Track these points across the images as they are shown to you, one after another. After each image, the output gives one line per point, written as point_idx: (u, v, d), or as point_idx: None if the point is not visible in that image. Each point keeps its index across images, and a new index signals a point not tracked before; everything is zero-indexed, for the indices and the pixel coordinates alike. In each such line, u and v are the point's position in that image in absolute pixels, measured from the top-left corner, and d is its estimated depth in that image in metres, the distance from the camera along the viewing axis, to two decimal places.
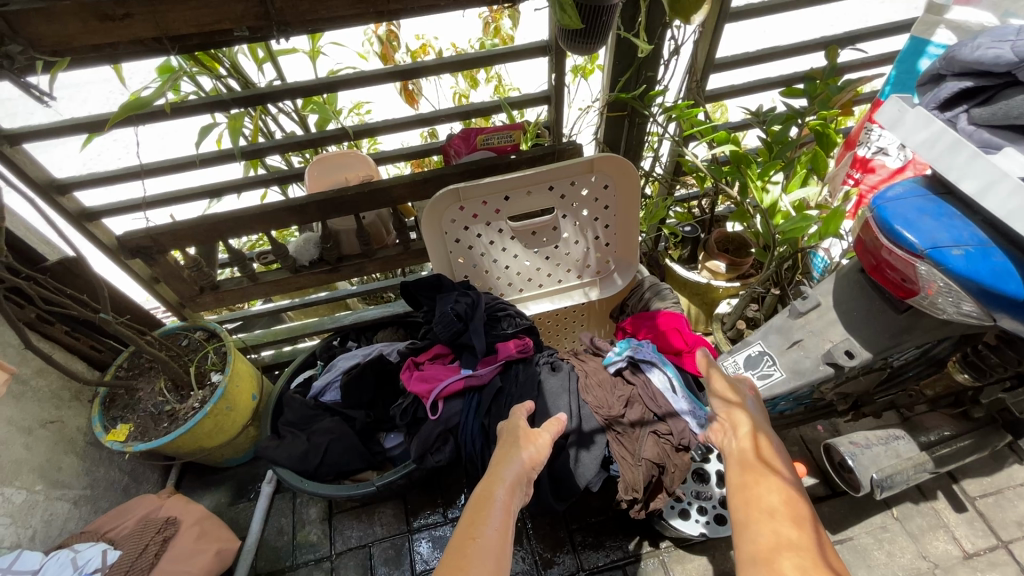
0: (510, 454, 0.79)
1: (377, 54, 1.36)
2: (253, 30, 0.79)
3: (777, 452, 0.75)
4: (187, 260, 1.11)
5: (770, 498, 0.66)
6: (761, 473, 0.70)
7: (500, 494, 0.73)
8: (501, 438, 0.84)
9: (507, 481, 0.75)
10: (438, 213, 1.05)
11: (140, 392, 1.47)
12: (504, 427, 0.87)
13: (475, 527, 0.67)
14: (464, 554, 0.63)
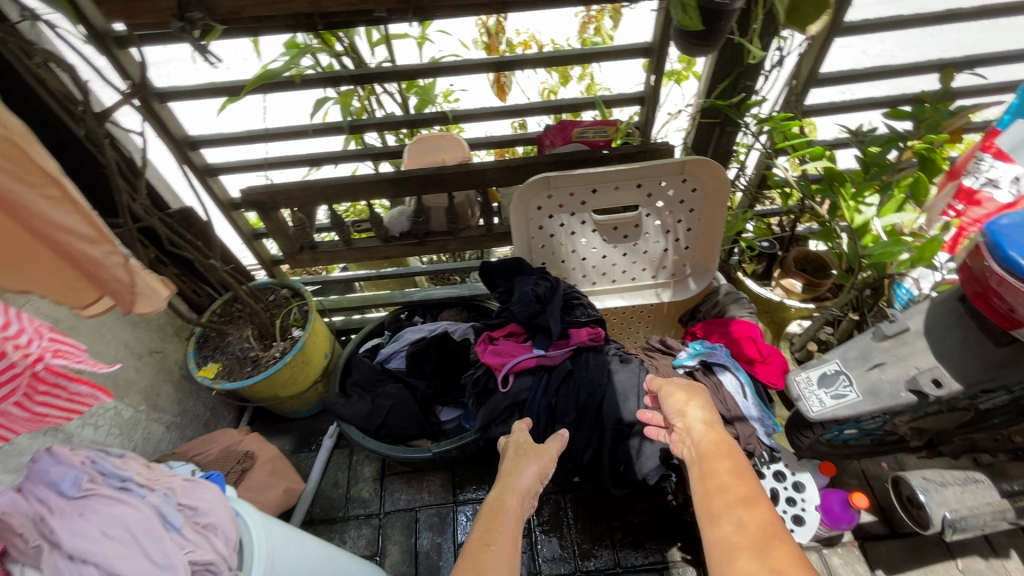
0: (520, 466, 0.85)
1: (480, 46, 1.43)
2: (391, 12, 0.86)
3: (724, 437, 0.76)
4: (293, 220, 1.22)
5: (726, 491, 0.66)
6: (715, 466, 0.71)
7: (507, 505, 0.77)
8: (507, 453, 0.89)
9: (513, 492, 0.80)
10: (527, 199, 1.10)
11: (230, 337, 1.61)
12: (507, 445, 0.92)
13: (483, 536, 0.71)
14: (477, 561, 0.66)
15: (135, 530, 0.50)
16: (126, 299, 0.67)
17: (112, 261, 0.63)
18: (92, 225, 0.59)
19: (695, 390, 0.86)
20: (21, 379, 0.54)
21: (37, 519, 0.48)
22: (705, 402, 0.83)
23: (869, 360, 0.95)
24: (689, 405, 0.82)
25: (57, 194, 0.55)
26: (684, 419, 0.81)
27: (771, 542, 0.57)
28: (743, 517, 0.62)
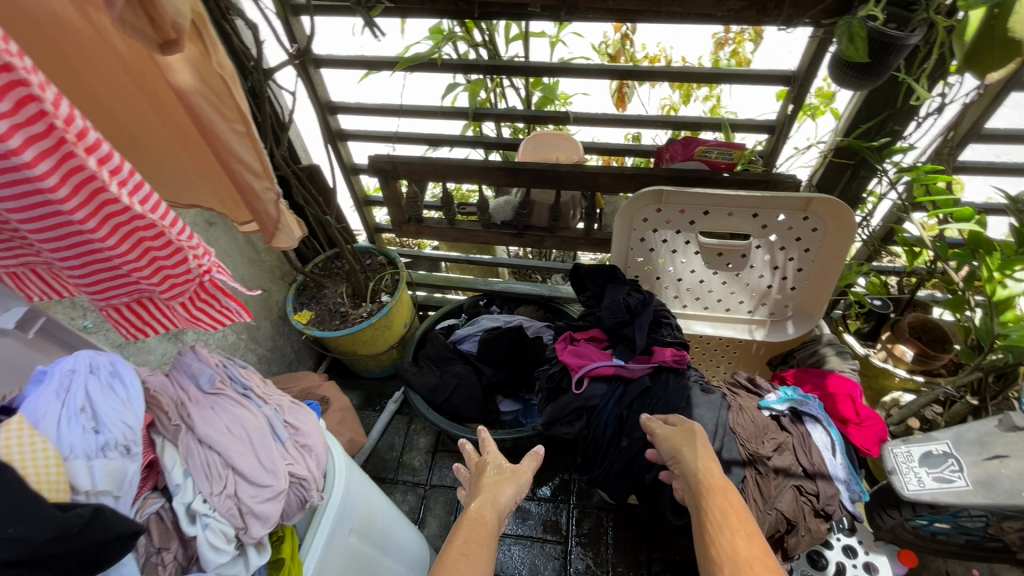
0: (498, 486, 0.87)
1: (611, 53, 1.43)
2: (546, 8, 0.88)
3: (723, 483, 0.74)
4: (407, 192, 1.29)
5: (735, 547, 0.64)
6: (719, 515, 0.68)
7: (480, 517, 0.80)
8: (486, 474, 0.91)
9: (486, 504, 0.83)
10: (634, 210, 1.09)
11: (327, 290, 1.74)
12: (484, 465, 0.94)
13: (460, 546, 0.73)
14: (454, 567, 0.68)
15: (251, 432, 0.56)
16: (269, 229, 0.72)
17: (266, 194, 0.68)
18: (262, 161, 0.65)
19: (697, 429, 0.83)
20: (191, 285, 0.60)
21: (177, 403, 0.56)
22: (703, 444, 0.80)
23: (988, 450, 0.84)
24: (685, 446, 0.79)
25: (245, 131, 0.61)
26: (683, 462, 0.78)
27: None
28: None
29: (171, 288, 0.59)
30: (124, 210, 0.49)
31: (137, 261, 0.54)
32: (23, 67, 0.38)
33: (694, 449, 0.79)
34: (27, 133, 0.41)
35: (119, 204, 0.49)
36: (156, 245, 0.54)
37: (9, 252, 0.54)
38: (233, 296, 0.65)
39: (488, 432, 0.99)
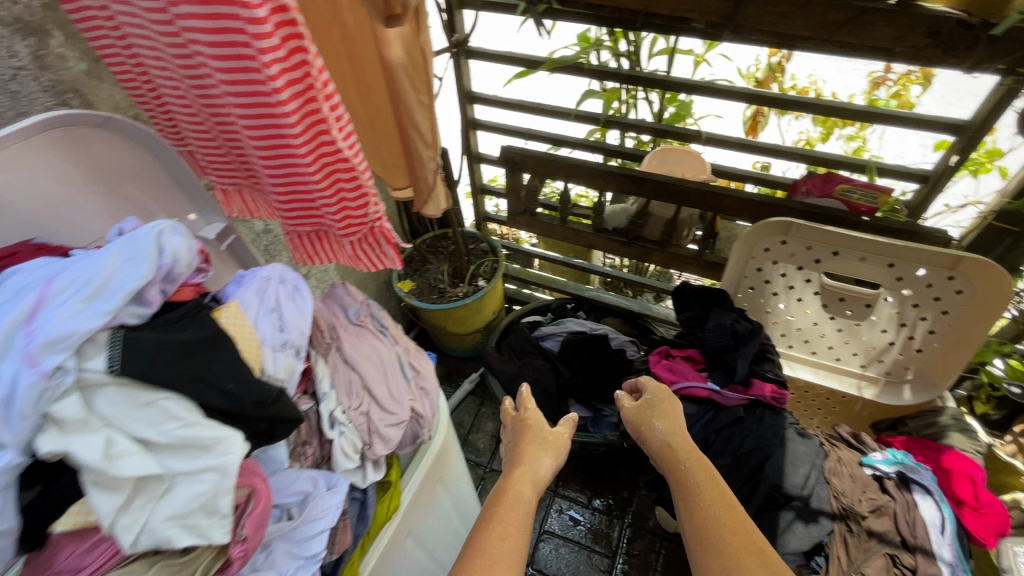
0: (537, 455, 0.87)
1: (757, 79, 1.39)
2: (709, 25, 0.89)
3: (689, 446, 0.78)
4: (529, 185, 1.34)
5: (705, 500, 0.68)
6: (688, 475, 0.73)
7: (516, 492, 0.76)
8: (526, 449, 0.89)
9: (525, 481, 0.80)
10: (757, 238, 1.07)
11: (430, 266, 1.86)
12: (527, 433, 0.92)
13: (494, 528, 0.70)
14: (487, 552, 0.65)
15: (384, 365, 0.63)
16: (424, 194, 0.78)
17: (429, 163, 0.74)
18: (434, 133, 0.70)
19: (666, 403, 0.87)
20: (363, 230, 0.63)
21: (330, 325, 0.64)
22: (672, 416, 0.85)
23: None
24: (654, 420, 0.84)
25: (426, 103, 0.67)
26: (654, 435, 0.83)
27: (753, 544, 0.61)
28: (719, 525, 0.64)
29: (347, 228, 0.62)
30: (336, 153, 0.55)
31: (331, 199, 0.59)
32: (299, 17, 0.45)
33: (662, 423, 0.84)
34: (286, 72, 0.47)
35: (332, 147, 0.55)
36: (348, 189, 0.58)
37: (228, 170, 0.67)
38: (394, 245, 0.66)
39: (527, 389, 0.97)
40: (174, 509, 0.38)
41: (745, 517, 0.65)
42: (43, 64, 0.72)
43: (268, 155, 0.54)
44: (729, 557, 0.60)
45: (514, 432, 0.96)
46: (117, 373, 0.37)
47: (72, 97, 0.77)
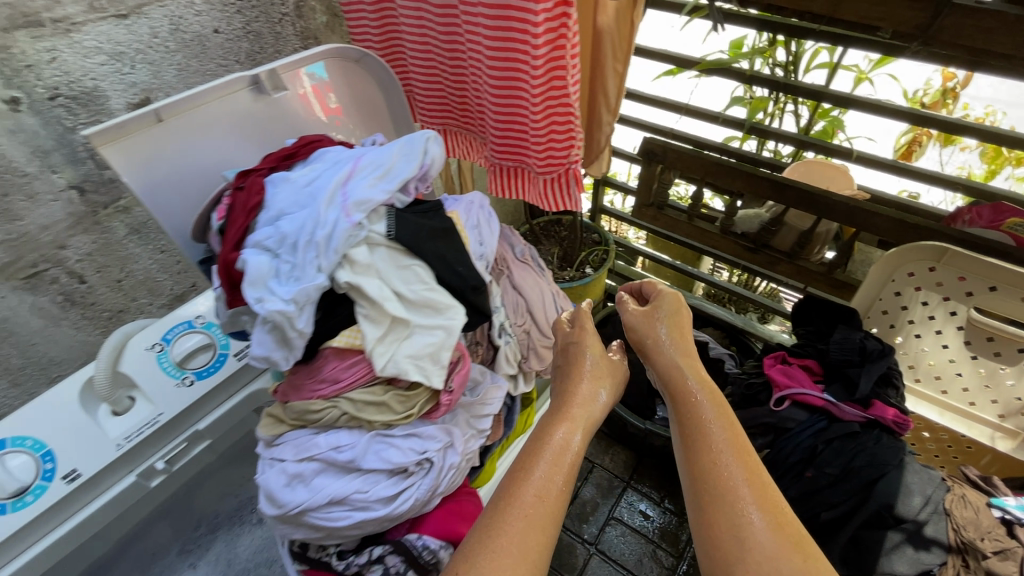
0: (593, 382, 0.59)
1: (925, 103, 1.31)
2: (895, 36, 0.88)
3: (700, 370, 0.66)
4: (662, 178, 1.37)
5: (715, 436, 0.59)
6: (695, 400, 0.62)
7: (555, 438, 0.52)
8: (580, 381, 0.59)
9: (571, 427, 0.54)
10: (902, 260, 1.04)
11: (541, 246, 1.94)
12: (579, 360, 0.61)
13: (528, 478, 0.49)
14: (524, 505, 0.47)
15: (545, 296, 0.71)
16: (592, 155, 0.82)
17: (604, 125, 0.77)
18: (618, 100, 0.75)
19: (679, 314, 0.73)
20: (557, 167, 0.74)
21: (501, 257, 0.73)
22: (683, 329, 0.71)
23: None
24: (664, 331, 0.70)
25: (620, 72, 0.72)
26: (661, 349, 0.69)
27: (768, 497, 0.54)
28: (731, 468, 0.56)
29: (546, 162, 0.74)
30: (558, 94, 0.67)
31: (541, 137, 0.71)
32: None
33: (672, 340, 0.70)
34: (549, 21, 0.60)
35: (557, 90, 0.66)
36: (558, 129, 0.70)
37: (440, 104, 0.85)
38: (580, 189, 0.77)
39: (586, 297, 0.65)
40: (411, 351, 0.48)
41: (755, 457, 0.58)
42: (300, 14, 0.90)
43: (502, 92, 0.69)
44: (733, 505, 0.53)
45: (562, 354, 0.63)
46: (391, 238, 0.48)
47: (311, 43, 0.94)
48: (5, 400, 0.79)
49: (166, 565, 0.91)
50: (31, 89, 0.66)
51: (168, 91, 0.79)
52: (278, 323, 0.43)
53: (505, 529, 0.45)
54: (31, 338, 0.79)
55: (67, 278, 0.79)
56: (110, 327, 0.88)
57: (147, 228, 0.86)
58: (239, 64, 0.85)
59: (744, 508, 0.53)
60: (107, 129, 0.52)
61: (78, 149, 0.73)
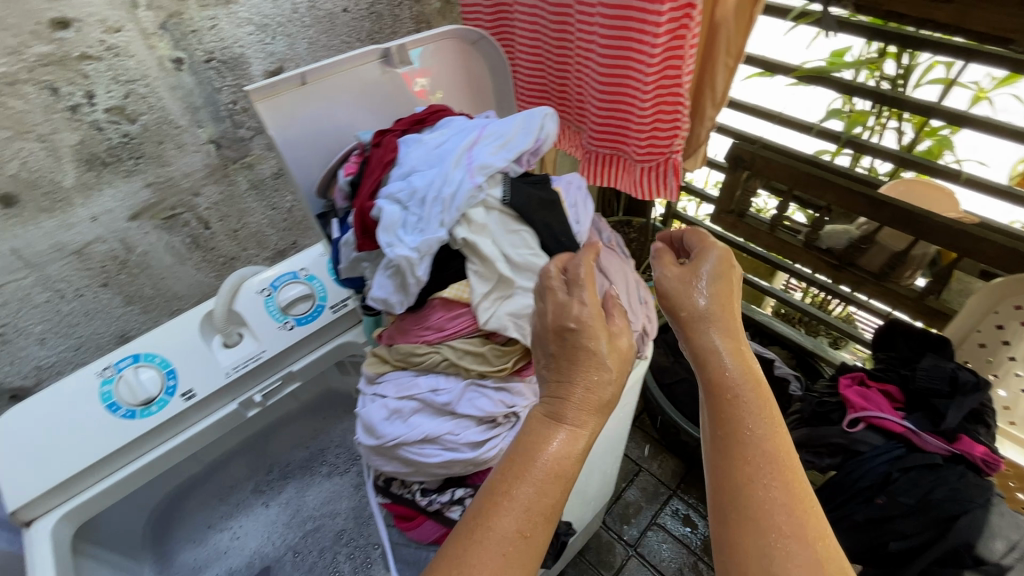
0: (601, 383, 0.44)
1: None
2: None
3: (748, 360, 0.51)
4: (747, 186, 1.33)
5: (753, 447, 0.47)
6: (737, 400, 0.49)
7: (551, 445, 0.42)
8: (575, 383, 0.44)
9: (574, 432, 0.43)
10: (1006, 290, 0.99)
11: None
12: (586, 352, 0.44)
13: (510, 494, 0.40)
14: (504, 525, 0.39)
15: (629, 278, 0.71)
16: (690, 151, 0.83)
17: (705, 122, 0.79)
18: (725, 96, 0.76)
19: (728, 281, 0.55)
20: (657, 155, 0.77)
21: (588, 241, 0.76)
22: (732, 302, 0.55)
23: None
24: (707, 301, 0.53)
25: (731, 66, 0.73)
26: (700, 326, 0.53)
27: (814, 529, 0.43)
28: (763, 489, 0.44)
29: (646, 149, 0.77)
30: (670, 81, 0.70)
31: (646, 124, 0.74)
32: None
33: (713, 317, 0.53)
34: (673, 12, 0.64)
35: (670, 77, 0.70)
36: (665, 118, 0.73)
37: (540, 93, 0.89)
38: (676, 178, 0.79)
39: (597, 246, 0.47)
40: (511, 310, 0.51)
41: (802, 473, 0.47)
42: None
43: (613, 78, 0.72)
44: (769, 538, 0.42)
45: (562, 341, 0.45)
46: (505, 203, 0.52)
47: (424, 27, 1.00)
48: (137, 324, 0.90)
49: (242, 499, 0.97)
50: (193, 52, 0.75)
51: (298, 62, 0.86)
52: (403, 268, 0.48)
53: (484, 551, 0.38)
54: (163, 273, 0.89)
55: (196, 222, 0.89)
56: (223, 272, 0.97)
57: (265, 186, 0.94)
58: (360, 41, 0.92)
59: (786, 546, 0.42)
60: (265, 86, 0.59)
61: (221, 109, 0.82)
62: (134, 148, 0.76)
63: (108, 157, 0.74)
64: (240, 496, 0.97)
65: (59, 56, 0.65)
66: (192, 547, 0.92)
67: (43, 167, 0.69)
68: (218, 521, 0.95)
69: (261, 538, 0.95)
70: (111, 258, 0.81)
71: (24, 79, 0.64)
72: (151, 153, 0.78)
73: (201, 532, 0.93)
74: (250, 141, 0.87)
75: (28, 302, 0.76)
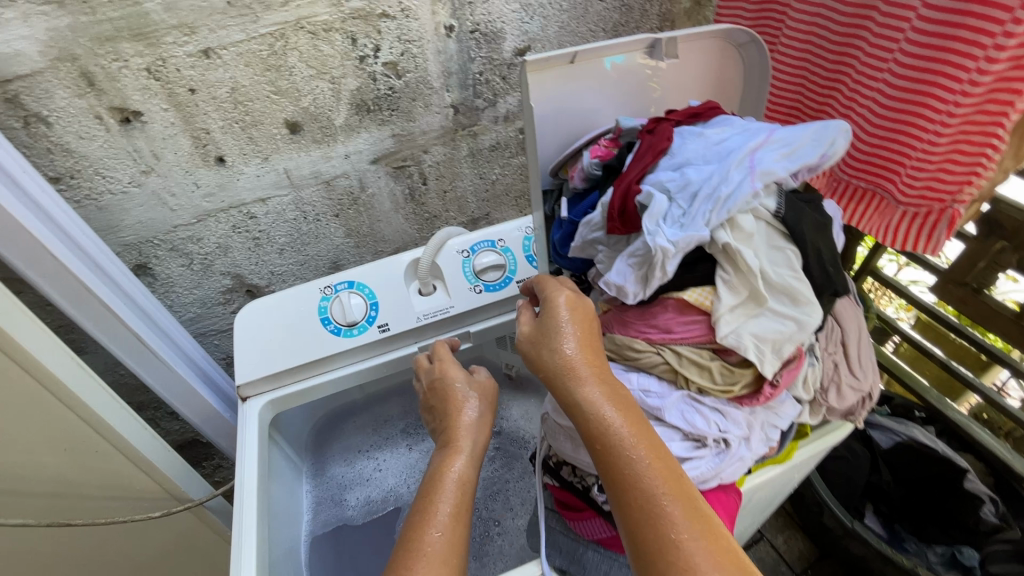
0: (470, 415, 0.71)
1: None
2: None
3: (604, 380, 0.47)
4: (994, 258, 0.98)
5: (632, 472, 0.42)
6: (606, 432, 0.44)
7: (451, 472, 0.63)
8: (448, 416, 0.72)
9: (462, 462, 0.64)
10: None
11: None
12: (451, 396, 0.74)
13: (431, 512, 0.58)
14: (428, 535, 0.55)
15: (862, 329, 0.61)
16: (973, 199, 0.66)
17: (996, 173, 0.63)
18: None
19: (561, 316, 0.52)
20: (930, 202, 0.65)
21: None
22: (587, 333, 0.51)
23: None
24: (558, 345, 0.50)
25: None
26: (558, 381, 0.49)
27: (719, 538, 0.40)
28: (653, 514, 0.40)
29: (918, 193, 0.65)
30: (984, 118, 0.58)
31: (932, 161, 0.62)
32: None
33: (557, 354, 0.50)
34: None
35: (986, 114, 0.57)
36: (960, 159, 0.61)
37: (789, 109, 0.80)
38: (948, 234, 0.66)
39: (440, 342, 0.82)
40: (759, 333, 0.47)
41: (686, 476, 0.43)
42: None
43: (904, 103, 0.62)
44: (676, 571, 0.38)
45: (435, 397, 0.76)
46: (777, 218, 0.48)
47: (667, 25, 0.97)
48: (348, 256, 1.01)
49: (391, 436, 1.04)
50: (464, 21, 0.80)
51: (545, 44, 0.89)
52: (658, 259, 0.46)
53: (417, 547, 0.54)
54: (380, 216, 0.98)
55: (418, 177, 0.96)
56: (424, 227, 1.04)
57: (481, 155, 0.99)
58: (604, 32, 0.92)
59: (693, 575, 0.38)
60: (542, 57, 0.61)
61: (469, 78, 0.87)
62: (393, 101, 0.84)
63: (373, 106, 0.83)
64: (390, 430, 1.04)
65: (365, 12, 0.74)
66: (343, 465, 1.01)
67: (326, 105, 0.79)
68: (368, 448, 1.03)
69: (400, 476, 1.01)
70: (348, 194, 0.91)
71: (336, 28, 0.73)
72: (404, 108, 0.85)
73: (352, 454, 1.02)
74: (482, 112, 0.92)
75: (282, 216, 0.89)
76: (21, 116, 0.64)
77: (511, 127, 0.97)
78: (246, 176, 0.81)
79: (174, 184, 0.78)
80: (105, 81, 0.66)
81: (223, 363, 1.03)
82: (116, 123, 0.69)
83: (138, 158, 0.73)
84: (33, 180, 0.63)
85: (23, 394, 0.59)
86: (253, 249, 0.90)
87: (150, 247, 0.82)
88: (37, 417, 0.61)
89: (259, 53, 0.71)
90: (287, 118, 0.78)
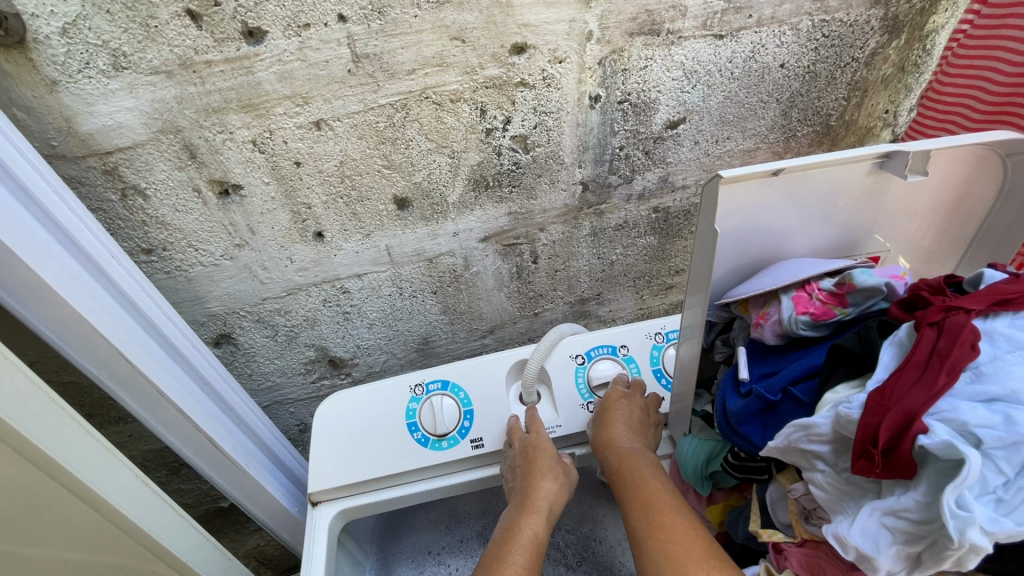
0: (548, 480, 0.63)
1: None
2: None
3: (649, 459, 0.59)
4: None
5: (651, 498, 0.52)
6: (643, 487, 0.54)
7: (524, 530, 0.57)
8: (519, 477, 0.64)
9: (535, 522, 0.58)
10: None
11: None
12: (534, 454, 0.65)
13: (504, 566, 0.53)
14: None
15: None
16: None
17: None
18: None
19: (607, 404, 0.67)
20: None
21: None
22: (641, 426, 0.65)
23: None
24: (616, 423, 0.64)
25: None
26: (608, 446, 0.62)
27: None
28: (653, 513, 0.51)
29: None
30: None
31: None
32: None
33: (600, 427, 0.65)
34: None
35: None
36: None
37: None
38: None
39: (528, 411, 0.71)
40: None
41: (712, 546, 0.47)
42: (869, 62, 0.74)
43: None
44: None
45: (518, 458, 0.66)
46: None
47: (856, 95, 0.78)
48: (442, 333, 0.89)
49: (467, 537, 0.87)
50: (613, 91, 0.66)
51: (704, 116, 0.73)
52: (955, 556, 0.30)
53: None
54: (481, 294, 0.86)
55: (529, 255, 0.83)
56: (527, 306, 0.91)
57: (604, 235, 0.84)
58: (778, 104, 0.75)
59: None
60: (741, 172, 0.45)
61: (607, 153, 0.73)
62: (516, 177, 0.71)
63: (492, 182, 0.71)
64: (466, 531, 0.88)
65: (501, 81, 0.62)
66: (411, 568, 0.85)
67: (442, 180, 0.68)
68: (440, 551, 0.86)
69: None
70: (450, 271, 0.80)
71: (465, 99, 0.62)
72: (527, 185, 0.73)
73: (422, 556, 0.86)
74: (615, 189, 0.77)
75: (377, 292, 0.79)
76: (119, 188, 0.58)
77: (645, 205, 0.82)
78: (344, 253, 0.72)
79: (268, 258, 0.69)
80: (207, 155, 0.58)
81: (296, 430, 0.95)
82: (215, 197, 0.61)
83: (234, 233, 0.65)
84: (120, 264, 0.56)
85: (71, 519, 0.51)
86: (342, 323, 0.81)
87: (236, 318, 0.75)
88: (87, 539, 0.54)
89: (375, 126, 0.61)
90: (396, 194, 0.68)
